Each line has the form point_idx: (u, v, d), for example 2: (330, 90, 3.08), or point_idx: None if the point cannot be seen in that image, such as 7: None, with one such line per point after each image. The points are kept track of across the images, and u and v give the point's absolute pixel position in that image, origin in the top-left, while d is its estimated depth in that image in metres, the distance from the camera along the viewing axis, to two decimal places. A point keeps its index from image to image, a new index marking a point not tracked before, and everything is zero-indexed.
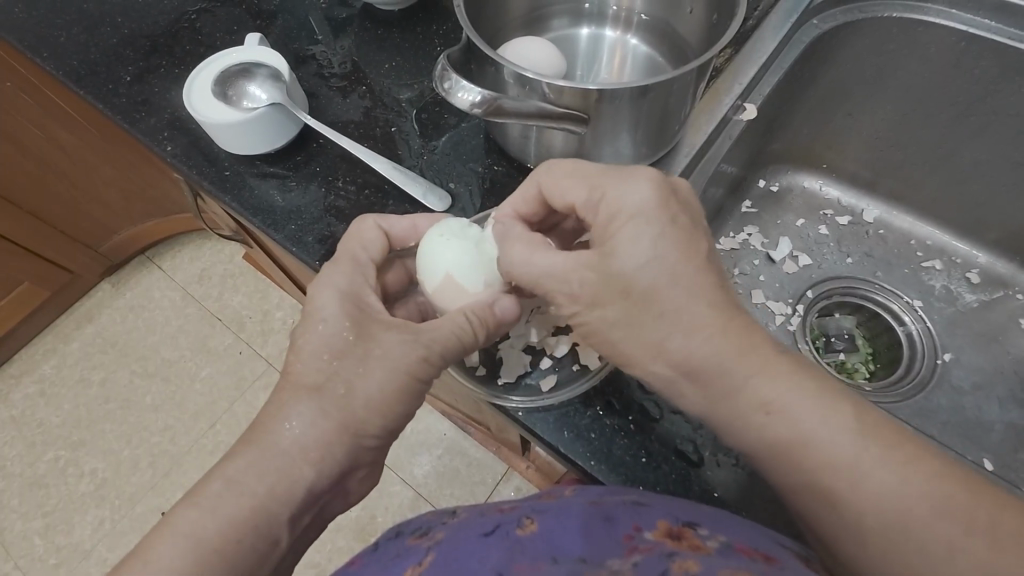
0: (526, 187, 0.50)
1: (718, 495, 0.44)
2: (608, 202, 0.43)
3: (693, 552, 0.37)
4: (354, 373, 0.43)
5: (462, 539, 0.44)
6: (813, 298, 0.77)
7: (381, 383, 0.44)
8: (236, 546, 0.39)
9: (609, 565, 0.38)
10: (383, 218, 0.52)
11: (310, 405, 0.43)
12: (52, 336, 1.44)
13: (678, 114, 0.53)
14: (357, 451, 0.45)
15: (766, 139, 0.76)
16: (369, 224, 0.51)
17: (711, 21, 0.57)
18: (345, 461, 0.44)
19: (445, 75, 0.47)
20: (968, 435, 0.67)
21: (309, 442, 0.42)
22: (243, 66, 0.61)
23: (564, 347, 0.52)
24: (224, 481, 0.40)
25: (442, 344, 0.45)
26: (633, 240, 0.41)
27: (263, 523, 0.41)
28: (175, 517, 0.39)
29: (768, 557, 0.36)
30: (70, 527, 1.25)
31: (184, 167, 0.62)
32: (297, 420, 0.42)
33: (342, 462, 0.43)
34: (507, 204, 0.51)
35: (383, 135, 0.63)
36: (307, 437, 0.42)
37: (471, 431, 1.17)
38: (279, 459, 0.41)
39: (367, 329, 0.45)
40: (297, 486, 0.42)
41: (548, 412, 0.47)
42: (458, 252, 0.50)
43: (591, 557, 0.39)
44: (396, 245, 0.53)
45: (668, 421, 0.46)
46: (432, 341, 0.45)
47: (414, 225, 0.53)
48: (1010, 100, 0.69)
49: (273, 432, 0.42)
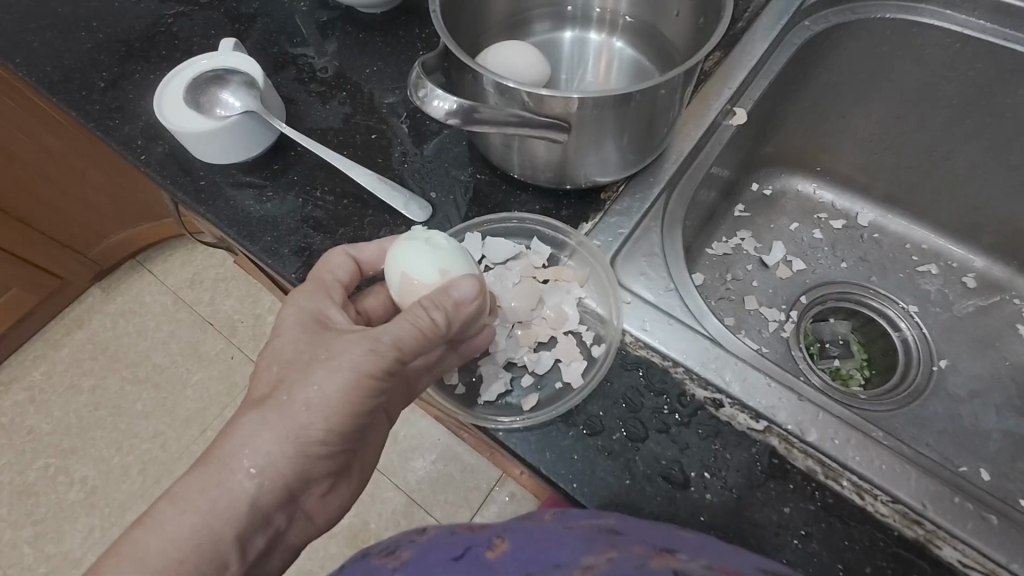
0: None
1: (706, 518, 0.42)
2: None
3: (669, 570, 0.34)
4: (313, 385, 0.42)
5: (431, 563, 0.41)
6: (807, 303, 0.75)
7: (359, 403, 0.42)
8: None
9: (582, 563, 0.36)
10: (353, 245, 0.51)
11: (288, 424, 0.41)
12: (41, 343, 1.42)
13: (665, 120, 0.52)
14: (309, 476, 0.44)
15: (758, 142, 0.75)
16: (344, 250, 0.50)
17: (698, 25, 0.55)
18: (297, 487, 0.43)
19: (420, 82, 0.45)
20: (967, 444, 0.65)
21: (264, 459, 0.41)
22: (215, 73, 0.60)
23: (545, 364, 0.50)
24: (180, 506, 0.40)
25: (394, 339, 0.42)
26: None
27: (213, 553, 0.40)
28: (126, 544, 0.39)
29: None
30: (59, 536, 1.23)
31: (158, 177, 0.60)
32: (251, 443, 0.41)
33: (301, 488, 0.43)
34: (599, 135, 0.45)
35: (363, 142, 0.62)
36: (264, 456, 0.41)
37: (465, 436, 1.15)
38: (236, 480, 0.41)
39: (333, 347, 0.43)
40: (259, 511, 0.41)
41: (528, 432, 0.45)
42: (415, 249, 0.48)
43: (566, 561, 0.37)
44: (367, 269, 0.52)
45: (653, 441, 0.44)
46: (382, 337, 0.42)
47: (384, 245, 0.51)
48: (1006, 103, 0.68)
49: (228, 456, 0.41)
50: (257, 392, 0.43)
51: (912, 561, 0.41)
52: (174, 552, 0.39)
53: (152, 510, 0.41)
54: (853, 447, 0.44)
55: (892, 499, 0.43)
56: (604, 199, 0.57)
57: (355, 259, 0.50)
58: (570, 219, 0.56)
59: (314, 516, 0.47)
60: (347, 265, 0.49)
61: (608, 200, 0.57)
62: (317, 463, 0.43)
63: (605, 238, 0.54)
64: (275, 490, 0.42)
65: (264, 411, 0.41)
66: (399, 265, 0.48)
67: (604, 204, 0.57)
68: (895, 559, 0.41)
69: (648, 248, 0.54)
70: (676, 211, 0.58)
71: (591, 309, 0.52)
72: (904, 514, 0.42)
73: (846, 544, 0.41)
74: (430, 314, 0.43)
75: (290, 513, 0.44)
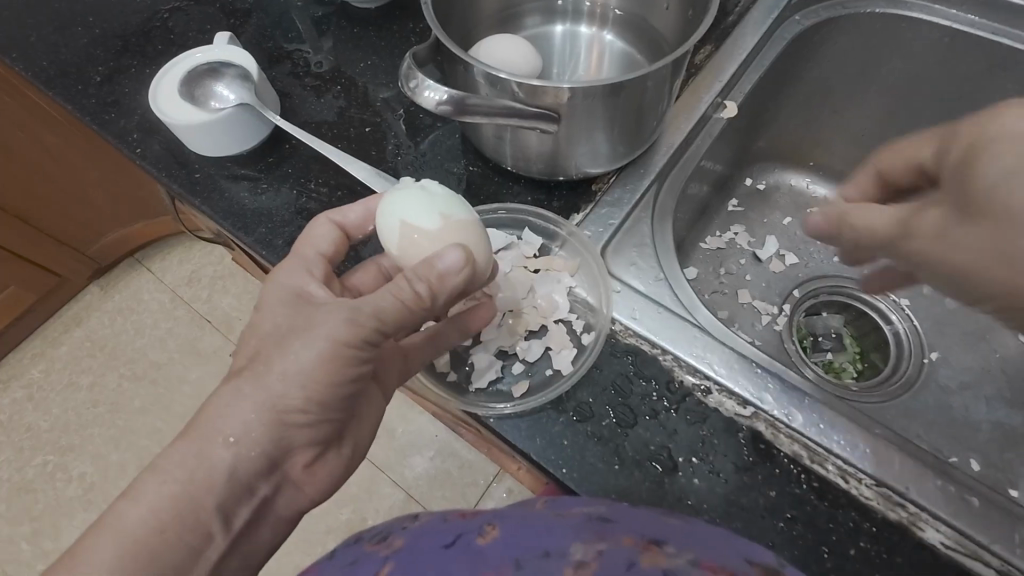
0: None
1: (693, 502, 0.43)
2: None
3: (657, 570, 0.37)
4: None
5: (423, 551, 0.42)
6: (799, 297, 0.76)
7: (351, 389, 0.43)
8: None
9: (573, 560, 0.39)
10: (336, 210, 0.52)
11: (282, 411, 0.42)
12: (39, 341, 1.42)
13: (655, 111, 0.52)
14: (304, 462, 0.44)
15: (750, 137, 0.75)
16: (328, 217, 0.51)
17: (687, 18, 0.56)
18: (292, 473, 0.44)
19: (411, 73, 0.46)
20: (956, 435, 0.66)
21: (259, 445, 0.42)
22: (210, 66, 0.60)
23: (536, 351, 0.51)
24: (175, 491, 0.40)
25: (374, 309, 0.41)
26: None
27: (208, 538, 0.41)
28: (121, 529, 0.39)
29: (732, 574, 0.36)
30: (58, 533, 1.24)
31: (154, 170, 0.61)
32: (245, 430, 0.42)
33: None
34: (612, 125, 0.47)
35: (358, 135, 0.62)
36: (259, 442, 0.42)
37: (462, 432, 1.16)
38: (231, 466, 0.41)
39: None
40: None
41: (519, 418, 0.46)
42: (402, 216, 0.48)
43: (555, 550, 0.40)
44: (354, 233, 0.53)
45: (642, 427, 0.45)
46: (362, 307, 0.41)
47: (368, 208, 0.52)
48: (994, 96, 0.68)
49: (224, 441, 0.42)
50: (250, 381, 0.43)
51: (896, 544, 0.41)
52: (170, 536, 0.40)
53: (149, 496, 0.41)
54: (839, 433, 0.45)
55: (877, 483, 0.43)
56: (596, 190, 0.58)
57: (339, 225, 0.51)
58: (561, 210, 0.57)
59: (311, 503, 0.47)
60: (328, 240, 0.50)
61: (599, 191, 0.58)
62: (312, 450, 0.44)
63: (596, 228, 0.55)
64: (270, 476, 0.42)
65: (257, 399, 0.42)
66: (390, 226, 0.48)
67: (596, 195, 0.57)
68: (880, 543, 0.41)
69: (638, 238, 0.55)
70: (667, 203, 0.59)
71: (581, 298, 0.53)
72: (888, 497, 0.43)
73: (832, 528, 0.42)
74: (413, 285, 0.42)
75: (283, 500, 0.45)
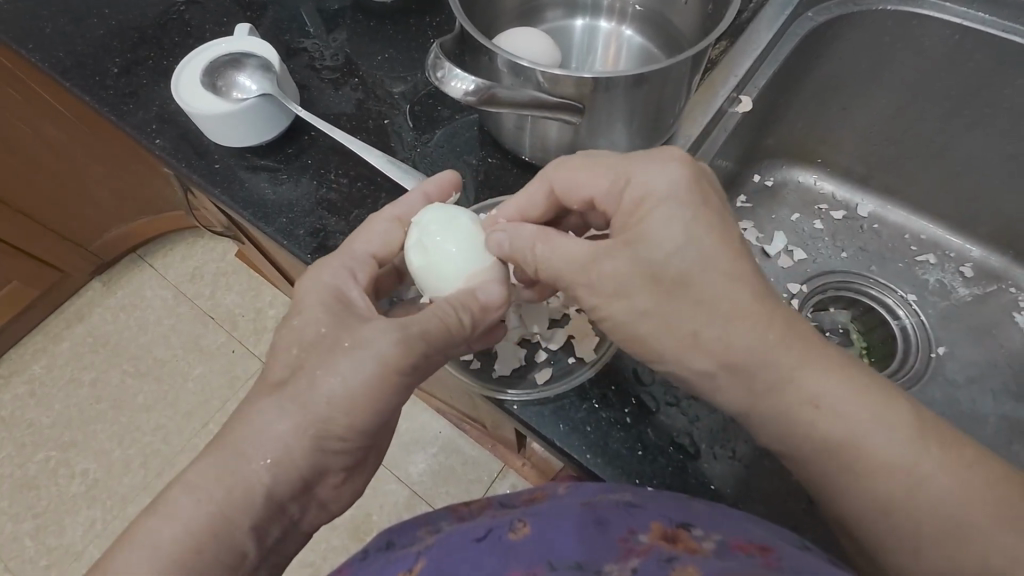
0: (534, 185, 0.50)
1: (715, 488, 0.45)
2: (633, 187, 0.43)
3: (689, 555, 0.38)
4: (326, 364, 0.42)
5: (456, 544, 0.44)
6: (809, 291, 0.77)
7: (380, 388, 0.43)
8: (209, 554, 0.40)
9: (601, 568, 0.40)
10: (395, 204, 0.52)
11: (311, 413, 0.42)
12: (41, 336, 1.42)
13: (673, 106, 0.53)
14: (323, 457, 0.43)
15: (762, 133, 0.76)
16: (389, 213, 0.51)
17: (706, 12, 0.57)
18: (313, 468, 0.43)
19: (438, 63, 0.47)
20: (962, 428, 0.67)
21: (279, 442, 0.41)
22: (232, 57, 0.61)
23: (559, 339, 0.53)
24: (198, 482, 0.41)
25: (421, 327, 0.43)
26: (658, 227, 0.41)
27: (228, 534, 0.40)
28: (145, 523, 0.40)
29: (763, 548, 0.38)
30: (61, 528, 1.23)
31: (172, 160, 0.61)
32: (267, 422, 0.42)
33: (315, 469, 0.43)
34: (512, 203, 0.51)
35: (376, 127, 0.63)
36: (279, 438, 0.41)
37: (467, 428, 1.16)
38: (251, 460, 0.41)
39: (334, 323, 0.44)
40: (272, 490, 0.41)
41: (543, 405, 0.48)
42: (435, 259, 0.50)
43: (588, 563, 0.40)
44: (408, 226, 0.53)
45: (665, 413, 0.47)
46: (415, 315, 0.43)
47: (425, 199, 0.53)
48: (1002, 94, 0.69)
49: (239, 436, 0.42)
50: (276, 384, 0.44)
51: None
52: (191, 536, 0.39)
53: (165, 494, 0.41)
54: None
55: None
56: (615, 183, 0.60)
57: (399, 220, 0.52)
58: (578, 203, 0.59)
59: (324, 505, 0.47)
60: (388, 242, 0.51)
61: None
62: (330, 455, 0.43)
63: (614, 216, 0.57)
64: (289, 476, 0.42)
65: (281, 400, 0.42)
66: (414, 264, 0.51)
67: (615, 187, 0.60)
68: None
69: None
70: None
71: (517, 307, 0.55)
72: None
73: None
74: (459, 315, 0.45)
75: (303, 506, 0.45)
